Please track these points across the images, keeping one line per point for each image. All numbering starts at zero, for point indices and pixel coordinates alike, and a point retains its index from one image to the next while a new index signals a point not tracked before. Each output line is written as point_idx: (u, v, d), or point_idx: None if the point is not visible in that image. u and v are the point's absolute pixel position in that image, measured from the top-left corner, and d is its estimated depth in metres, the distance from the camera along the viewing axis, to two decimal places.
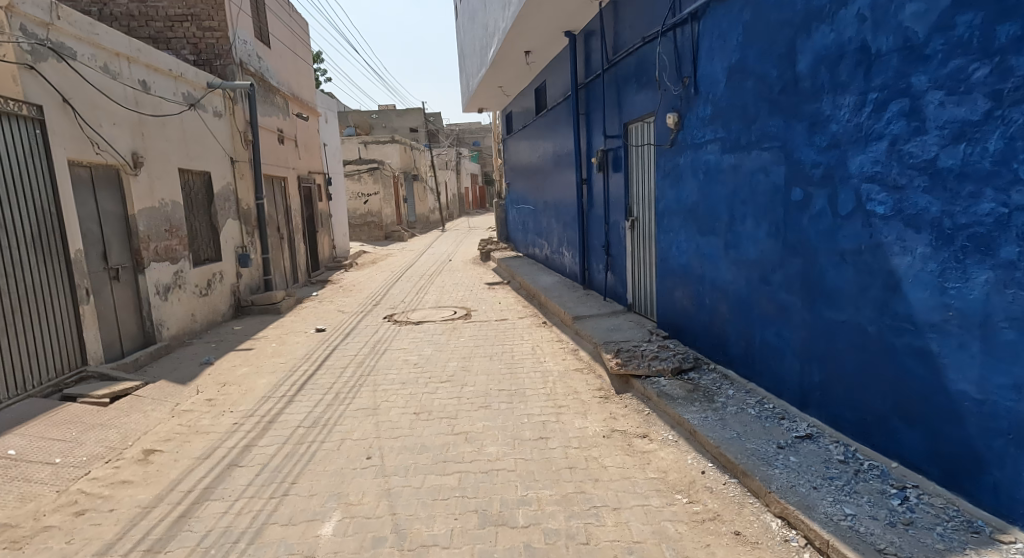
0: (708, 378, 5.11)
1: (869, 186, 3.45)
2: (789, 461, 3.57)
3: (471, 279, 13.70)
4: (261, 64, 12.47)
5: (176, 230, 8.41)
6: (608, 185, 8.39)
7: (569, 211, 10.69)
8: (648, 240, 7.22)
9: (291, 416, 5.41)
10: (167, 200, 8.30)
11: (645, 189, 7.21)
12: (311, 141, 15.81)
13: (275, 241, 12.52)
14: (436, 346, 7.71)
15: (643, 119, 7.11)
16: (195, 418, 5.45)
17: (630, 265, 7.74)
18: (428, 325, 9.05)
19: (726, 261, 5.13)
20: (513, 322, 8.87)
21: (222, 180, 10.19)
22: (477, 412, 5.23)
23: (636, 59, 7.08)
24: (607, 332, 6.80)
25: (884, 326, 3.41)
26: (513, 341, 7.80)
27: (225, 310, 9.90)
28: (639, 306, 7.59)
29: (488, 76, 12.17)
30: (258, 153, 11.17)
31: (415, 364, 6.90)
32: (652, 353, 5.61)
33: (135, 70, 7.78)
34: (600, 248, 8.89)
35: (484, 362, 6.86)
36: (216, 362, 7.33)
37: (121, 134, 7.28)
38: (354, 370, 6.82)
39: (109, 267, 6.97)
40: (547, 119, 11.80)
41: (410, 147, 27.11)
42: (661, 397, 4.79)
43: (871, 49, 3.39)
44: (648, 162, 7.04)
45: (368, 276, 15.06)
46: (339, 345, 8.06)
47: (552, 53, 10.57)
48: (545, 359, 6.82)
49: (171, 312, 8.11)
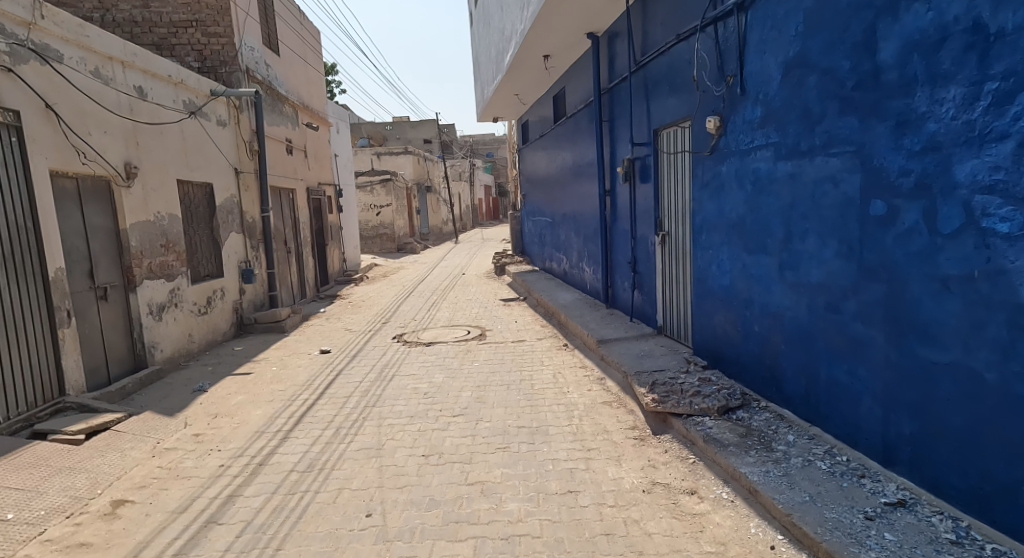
0: (760, 418, 4.48)
1: (985, 198, 2.88)
2: (886, 540, 2.95)
3: (486, 294, 13.07)
4: (269, 71, 11.97)
5: (172, 245, 7.87)
6: (635, 198, 7.78)
7: (589, 225, 10.07)
8: (681, 257, 6.57)
9: (285, 457, 4.80)
10: (164, 214, 7.77)
11: (678, 202, 6.58)
12: (321, 151, 15.32)
13: (281, 255, 11.98)
14: (448, 372, 7.08)
15: (675, 125, 6.47)
16: (177, 459, 4.82)
17: (661, 283, 7.09)
18: (440, 346, 8.43)
19: (780, 284, 4.49)
20: (532, 344, 8.23)
21: (225, 192, 9.66)
22: (494, 457, 4.59)
23: (668, 60, 6.46)
24: (637, 360, 6.17)
25: (1010, 374, 2.83)
26: (531, 366, 7.16)
27: (226, 329, 9.34)
28: (670, 328, 6.94)
29: (505, 83, 11.60)
30: (264, 163, 10.66)
31: (425, 394, 6.27)
32: (693, 388, 4.96)
33: (130, 75, 7.26)
34: (625, 265, 8.25)
35: (499, 392, 6.22)
36: (210, 389, 6.73)
37: (112, 143, 6.75)
38: (358, 400, 6.20)
39: (95, 286, 6.40)
40: (566, 128, 11.23)
41: (423, 158, 26.59)
42: (709, 443, 4.15)
43: (988, 29, 2.83)
44: (682, 171, 6.40)
45: (379, 291, 14.46)
46: (344, 370, 7.45)
47: (573, 58, 9.97)
48: (568, 389, 6.16)
49: (165, 334, 7.55)
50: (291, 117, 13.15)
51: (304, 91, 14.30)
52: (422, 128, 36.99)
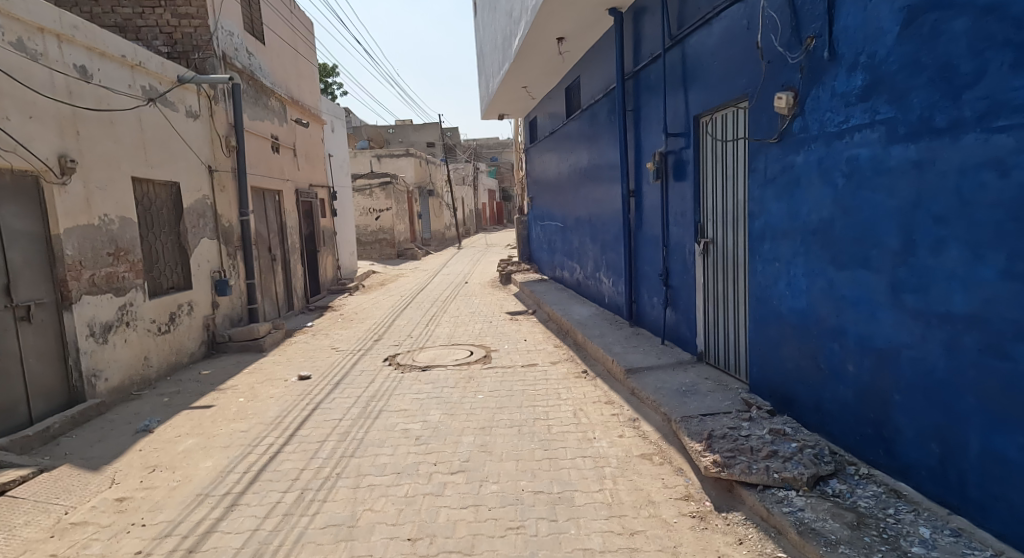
0: (866, 492, 3.32)
1: None
2: None
3: (491, 306, 11.88)
4: (252, 60, 10.83)
5: (124, 253, 6.71)
6: (667, 199, 6.62)
7: (608, 230, 8.90)
8: (731, 269, 5.40)
9: (225, 539, 3.66)
10: (113, 216, 6.60)
11: (727, 202, 5.41)
12: (313, 150, 14.17)
13: (264, 263, 10.82)
14: (446, 408, 5.88)
15: (725, 107, 5.29)
16: (82, 541, 3.70)
17: (703, 301, 5.92)
18: (438, 372, 7.25)
19: (893, 311, 3.31)
20: (545, 370, 7.03)
21: (195, 193, 8.50)
22: (504, 545, 3.45)
23: (715, 31, 5.30)
24: (680, 400, 4.98)
25: None
26: (546, 401, 5.94)
27: (195, 349, 8.19)
28: (714, 355, 5.76)
29: (513, 72, 10.45)
30: (243, 161, 9.53)
31: (417, 439, 5.11)
32: (764, 446, 3.77)
33: (69, 52, 6.14)
34: (655, 277, 7.08)
35: (508, 439, 5.02)
36: (157, 430, 5.55)
37: (41, 130, 5.69)
38: (334, 447, 5.03)
39: (14, 305, 5.31)
40: (581, 123, 10.07)
41: (426, 160, 25.41)
42: (811, 541, 3.02)
43: None
44: (733, 165, 5.25)
45: (374, 302, 13.27)
46: (323, 402, 6.28)
47: (590, 41, 8.80)
48: (594, 434, 4.97)
49: (113, 359, 6.38)
50: (278, 113, 12.00)
51: (294, 85, 13.15)
52: (426, 132, 35.89)
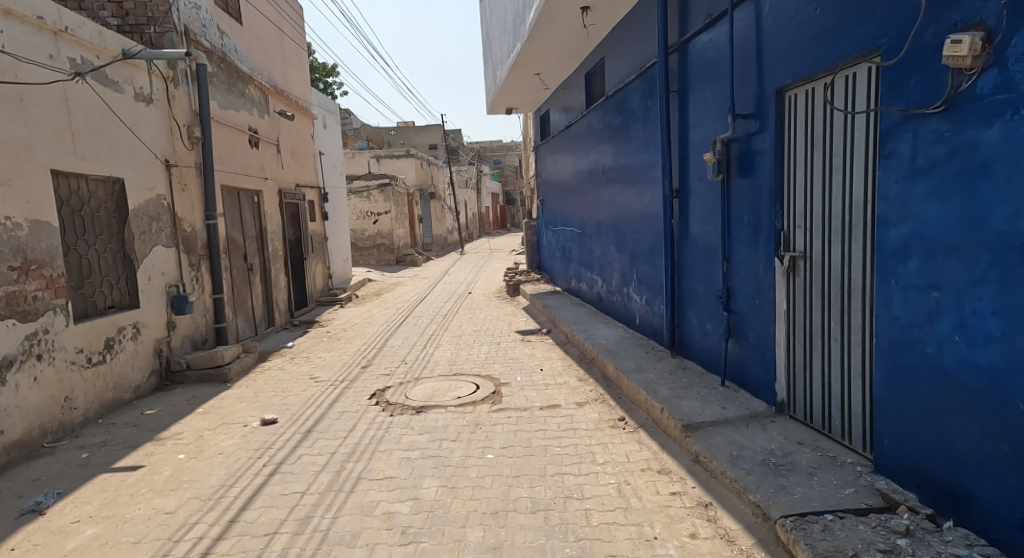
0: None
1: None
2: None
3: (499, 323, 10.39)
4: (224, 40, 9.38)
5: (36, 266, 5.27)
6: (730, 200, 5.13)
7: (641, 239, 7.43)
8: (837, 295, 3.93)
9: None
10: (21, 219, 5.18)
11: (830, 203, 3.93)
12: (300, 146, 12.69)
13: (236, 272, 9.34)
14: (445, 476, 4.40)
15: (833, 74, 3.81)
16: None
17: (787, 334, 4.44)
18: (434, 415, 5.77)
19: None
20: (570, 416, 5.52)
21: (148, 192, 7.06)
22: None
23: None
24: (779, 481, 3.52)
25: None
26: (577, 466, 4.46)
27: (141, 381, 6.74)
28: (802, 407, 4.31)
29: (525, 55, 8.99)
30: (208, 154, 8.07)
31: (402, 534, 3.64)
32: None
33: None
34: (710, 298, 5.62)
35: (531, 538, 3.53)
36: (50, 510, 4.10)
37: None
38: (283, 546, 3.58)
39: None
40: (603, 113, 8.61)
41: (427, 161, 23.95)
42: None
43: None
44: (846, 152, 3.77)
45: (366, 316, 11.78)
46: (284, 462, 4.81)
47: (621, 12, 7.33)
48: (655, 531, 3.50)
49: (13, 406, 4.93)
50: (258, 103, 10.56)
51: (278, 74, 11.69)
52: (427, 133, 34.52)
